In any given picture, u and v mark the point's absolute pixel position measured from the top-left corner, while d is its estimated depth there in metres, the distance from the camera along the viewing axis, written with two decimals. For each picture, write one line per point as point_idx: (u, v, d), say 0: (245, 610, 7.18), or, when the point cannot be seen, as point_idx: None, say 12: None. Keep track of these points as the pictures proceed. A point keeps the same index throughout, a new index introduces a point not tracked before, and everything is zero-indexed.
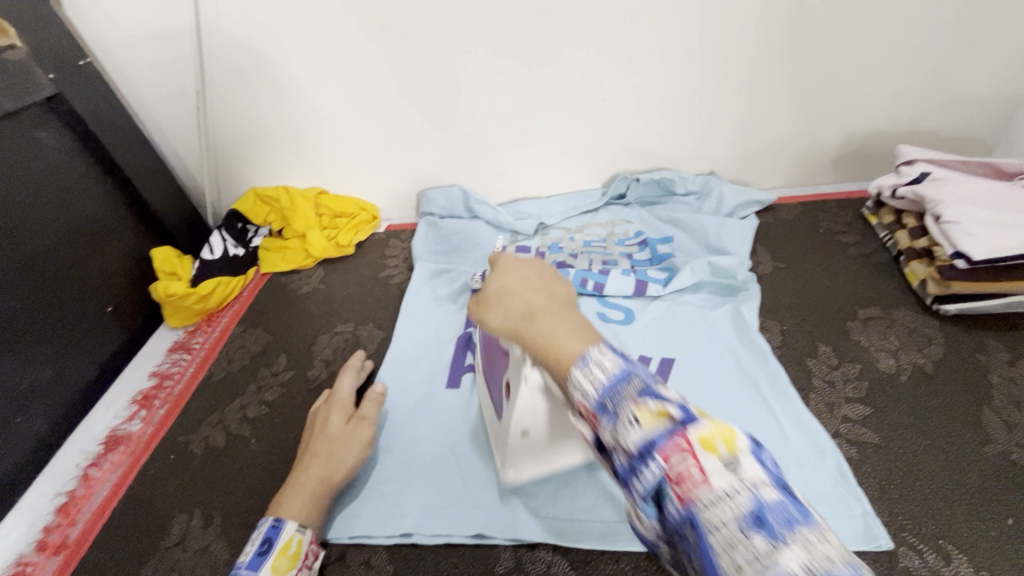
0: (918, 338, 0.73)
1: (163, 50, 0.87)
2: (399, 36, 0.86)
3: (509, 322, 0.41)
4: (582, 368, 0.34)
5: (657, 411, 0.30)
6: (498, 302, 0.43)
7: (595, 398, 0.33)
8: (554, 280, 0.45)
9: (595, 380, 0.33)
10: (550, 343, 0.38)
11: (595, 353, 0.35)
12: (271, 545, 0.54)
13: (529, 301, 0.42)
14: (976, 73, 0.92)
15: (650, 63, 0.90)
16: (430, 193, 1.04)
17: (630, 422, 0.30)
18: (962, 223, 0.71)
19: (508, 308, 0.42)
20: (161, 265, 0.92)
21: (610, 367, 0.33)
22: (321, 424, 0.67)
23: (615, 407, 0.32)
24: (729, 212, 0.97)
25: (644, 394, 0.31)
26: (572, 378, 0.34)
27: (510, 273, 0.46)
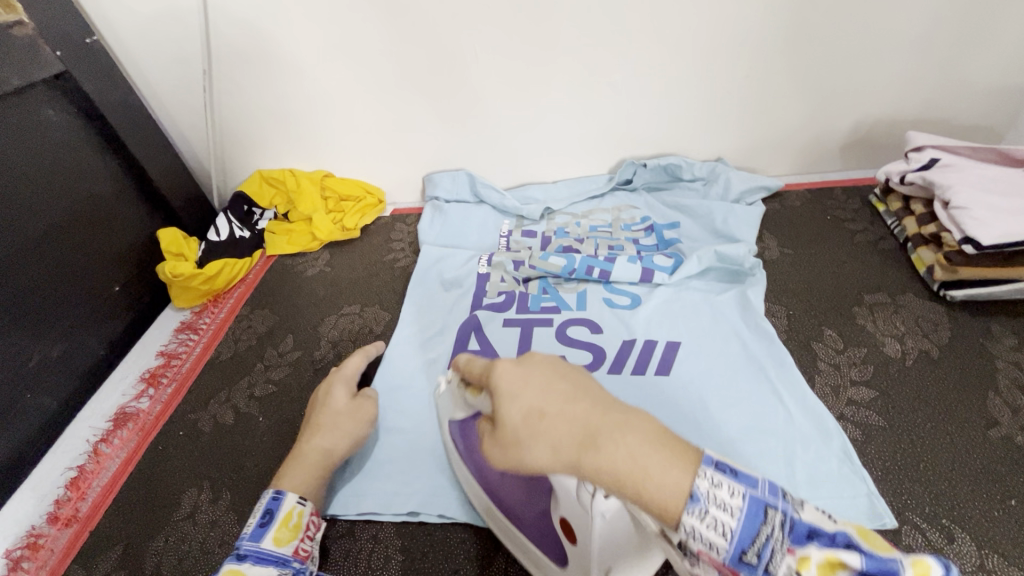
0: (924, 323, 0.73)
1: (168, 28, 0.87)
2: (406, 15, 0.85)
3: (562, 459, 0.30)
4: (696, 514, 0.27)
5: (827, 563, 0.27)
6: (529, 438, 0.31)
7: (735, 555, 0.27)
8: (566, 375, 0.34)
9: (729, 533, 0.27)
10: (633, 473, 0.28)
11: (705, 485, 0.28)
12: (271, 517, 0.53)
13: (573, 424, 0.30)
14: (993, 56, 0.90)
15: (660, 45, 0.88)
16: (436, 176, 1.04)
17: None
18: (971, 209, 0.70)
19: (554, 440, 0.30)
20: (168, 246, 0.92)
21: (739, 507, 0.28)
22: (324, 397, 0.66)
23: (767, 564, 0.27)
24: (736, 198, 0.97)
25: (794, 537, 0.28)
26: (689, 531, 0.28)
27: (523, 386, 0.33)
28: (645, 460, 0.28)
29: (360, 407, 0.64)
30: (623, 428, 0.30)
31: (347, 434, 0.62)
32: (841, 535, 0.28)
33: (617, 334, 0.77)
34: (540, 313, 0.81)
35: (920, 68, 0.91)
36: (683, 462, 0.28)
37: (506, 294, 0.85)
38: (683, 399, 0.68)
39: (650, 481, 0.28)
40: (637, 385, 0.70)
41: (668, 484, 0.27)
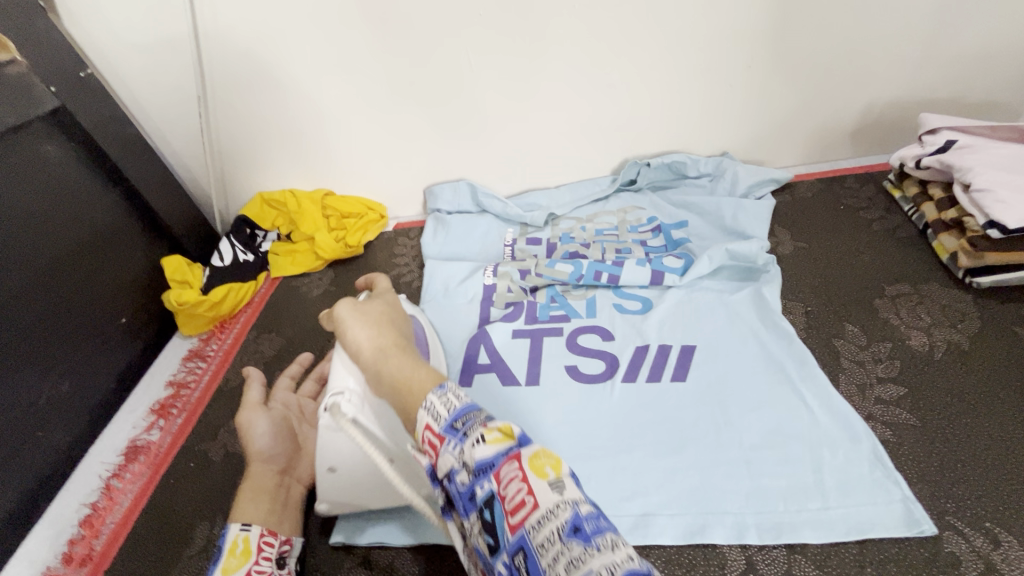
0: (951, 313, 0.70)
1: (163, 57, 0.87)
2: (399, 29, 0.84)
3: (376, 340, 0.51)
4: (439, 393, 0.42)
5: (500, 432, 0.37)
6: (369, 327, 0.53)
7: (448, 419, 0.39)
8: (401, 316, 0.58)
9: (448, 406, 0.40)
10: (406, 372, 0.47)
11: (451, 385, 0.42)
12: (219, 549, 0.54)
13: (393, 335, 0.52)
14: (1003, 32, 0.87)
15: (659, 42, 0.87)
16: (437, 188, 1.03)
17: (476, 440, 0.37)
18: (994, 191, 0.67)
19: (380, 332, 0.52)
20: (173, 274, 0.92)
21: (462, 398, 0.41)
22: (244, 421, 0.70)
23: (464, 429, 0.38)
24: (745, 192, 0.94)
25: (492, 419, 0.39)
26: (427, 402, 0.41)
27: (380, 307, 0.56)
28: (414, 369, 0.47)
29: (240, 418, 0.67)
30: (410, 358, 0.49)
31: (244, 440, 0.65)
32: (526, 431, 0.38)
33: (629, 341, 0.74)
34: (549, 324, 0.79)
35: (929, 47, 0.88)
36: (437, 379, 0.45)
37: (513, 305, 0.83)
38: (703, 405, 0.65)
39: (407, 380, 0.45)
40: (653, 393, 0.68)
41: (416, 383, 0.45)
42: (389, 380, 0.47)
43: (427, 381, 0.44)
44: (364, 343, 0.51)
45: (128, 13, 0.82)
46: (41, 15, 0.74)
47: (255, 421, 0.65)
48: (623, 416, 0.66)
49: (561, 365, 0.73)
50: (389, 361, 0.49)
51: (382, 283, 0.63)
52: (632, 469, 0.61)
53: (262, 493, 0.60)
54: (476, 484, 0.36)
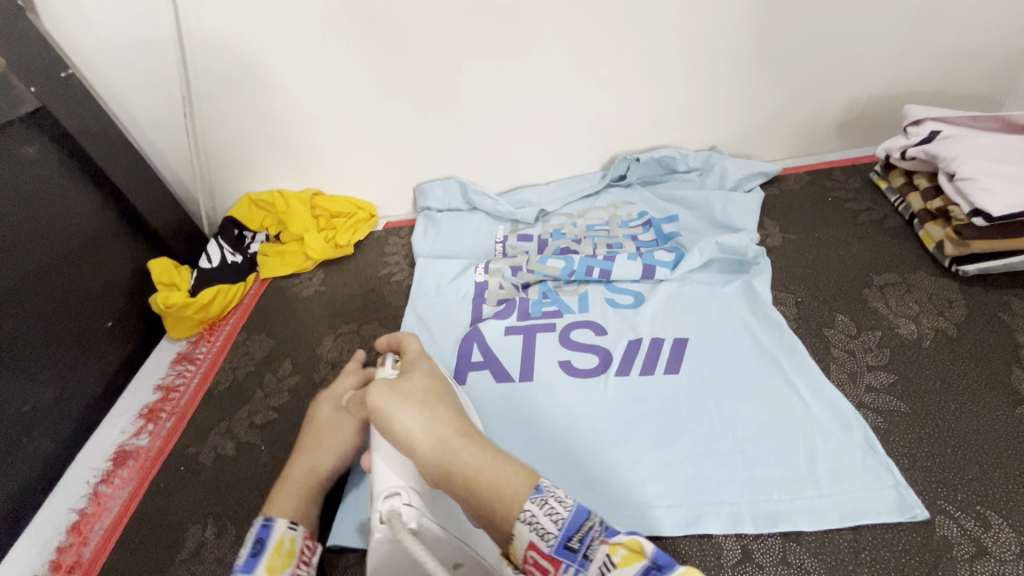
0: (938, 301, 0.70)
1: (145, 56, 0.85)
2: (385, 26, 0.83)
3: (429, 433, 0.44)
4: (537, 500, 0.40)
5: (628, 550, 0.36)
6: (416, 411, 0.45)
7: (562, 538, 0.38)
8: (439, 382, 0.51)
9: (557, 519, 0.39)
10: (480, 471, 0.42)
11: (547, 484, 0.41)
12: (263, 545, 0.50)
13: (446, 417, 0.46)
14: (983, 24, 0.88)
15: (646, 37, 0.87)
16: (427, 186, 1.02)
17: (605, 564, 0.37)
18: (978, 180, 0.68)
19: (433, 417, 0.45)
20: (160, 276, 0.91)
21: (568, 505, 0.40)
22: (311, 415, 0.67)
23: (585, 549, 0.38)
24: (733, 186, 0.95)
25: (609, 534, 0.39)
26: (527, 513, 0.39)
27: (417, 381, 0.49)
28: (495, 466, 0.42)
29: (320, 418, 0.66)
30: (484, 446, 0.44)
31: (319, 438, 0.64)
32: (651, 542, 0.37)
33: (622, 335, 0.74)
34: (542, 320, 0.79)
35: (912, 39, 0.89)
36: (529, 477, 0.42)
37: (506, 301, 0.83)
38: (696, 398, 0.65)
39: (489, 478, 0.41)
40: (646, 385, 0.68)
41: (508, 489, 0.41)
42: (466, 478, 0.42)
43: (520, 485, 0.41)
44: (416, 433, 0.44)
45: (109, 12, 0.81)
46: (19, 15, 0.73)
47: (347, 435, 0.64)
48: (617, 409, 0.66)
49: (555, 361, 0.73)
50: (459, 458, 0.43)
51: (413, 352, 0.55)
52: (628, 462, 0.61)
53: (302, 497, 0.58)
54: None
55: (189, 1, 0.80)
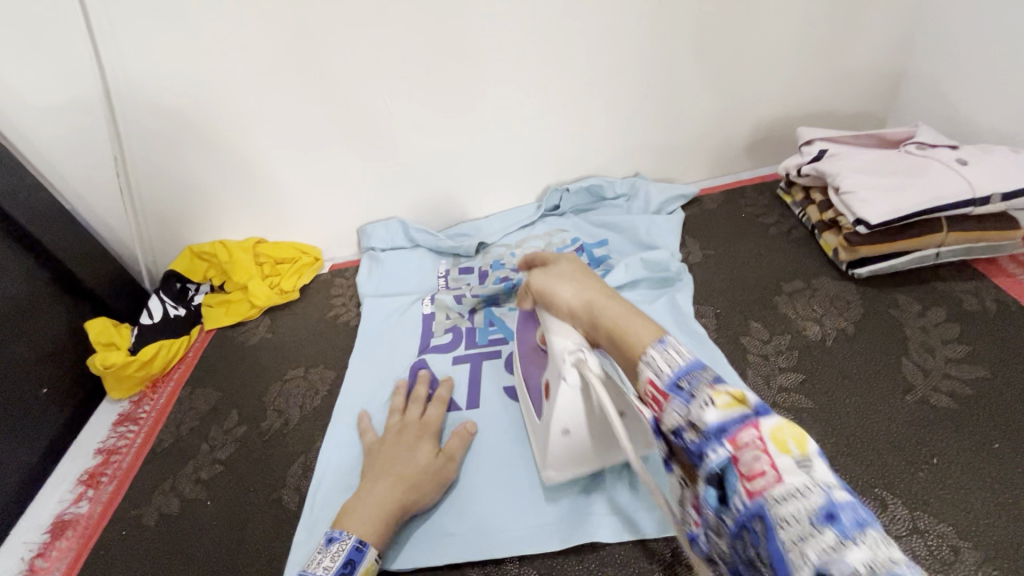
0: (839, 303, 0.77)
1: (75, 119, 0.86)
2: (314, 79, 0.88)
3: (583, 298, 0.56)
4: (660, 349, 0.45)
5: (733, 398, 0.39)
6: (575, 284, 0.58)
7: (672, 377, 0.42)
8: (588, 273, 0.59)
9: (671, 362, 0.43)
10: (617, 323, 0.51)
11: (671, 340, 0.46)
12: (354, 568, 0.53)
13: (593, 288, 0.56)
14: (856, 53, 0.99)
15: (561, 78, 0.94)
16: (370, 227, 1.05)
17: (706, 402, 0.39)
18: (858, 192, 0.76)
19: (583, 289, 0.57)
20: (98, 336, 0.90)
21: (685, 355, 0.43)
22: (410, 445, 0.65)
23: (690, 389, 0.41)
24: (658, 208, 1.01)
25: (718, 383, 0.41)
26: (648, 355, 0.45)
27: (561, 271, 0.61)
28: (629, 319, 0.50)
29: (424, 451, 0.65)
30: (622, 304, 0.53)
31: (421, 472, 0.63)
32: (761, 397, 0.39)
33: None
34: (488, 347, 0.84)
35: (797, 68, 0.99)
36: (660, 332, 0.47)
37: (452, 329, 0.88)
38: None
39: (630, 335, 0.48)
40: None
41: (638, 337, 0.47)
42: (607, 330, 0.51)
43: (647, 335, 0.47)
44: (572, 301, 0.56)
45: (36, 79, 0.82)
46: None
47: (443, 479, 0.64)
48: None
49: (499, 386, 0.79)
50: (603, 312, 0.53)
51: (548, 254, 0.66)
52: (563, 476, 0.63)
53: (389, 525, 0.58)
54: (705, 444, 0.38)
55: (118, 66, 0.83)
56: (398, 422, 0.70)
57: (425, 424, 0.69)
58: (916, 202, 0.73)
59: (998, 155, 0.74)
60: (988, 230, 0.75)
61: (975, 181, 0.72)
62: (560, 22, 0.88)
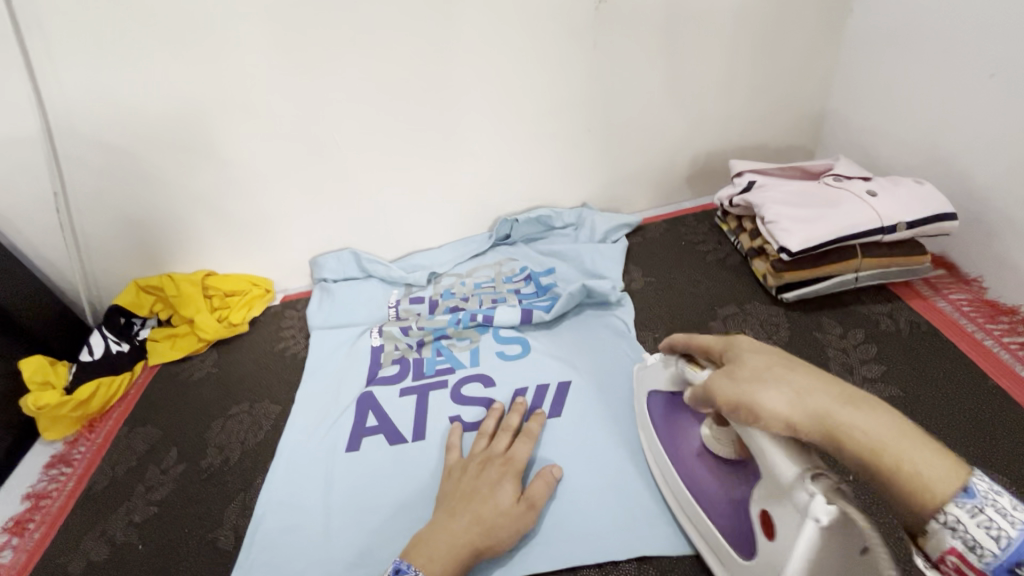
0: (768, 326, 0.82)
1: (16, 154, 0.86)
2: (262, 116, 0.90)
3: (809, 411, 0.44)
4: (969, 504, 0.40)
5: None
6: (782, 385, 0.45)
7: (1005, 560, 0.39)
8: (787, 359, 0.47)
9: (1004, 536, 0.39)
10: (876, 442, 0.42)
11: (980, 487, 0.41)
12: None
13: (816, 393, 0.44)
14: (781, 91, 1.06)
15: (506, 114, 0.98)
16: (321, 259, 1.06)
17: (990, 534, 0.39)
18: (781, 222, 0.81)
19: (800, 395, 0.44)
20: (33, 375, 0.86)
21: (1016, 529, 0.39)
22: (491, 482, 0.62)
23: None
24: (602, 237, 1.05)
25: (1015, 520, 0.39)
26: (952, 509, 0.40)
27: (755, 362, 0.48)
28: (906, 445, 0.42)
29: (508, 491, 0.62)
30: (869, 412, 0.43)
31: (498, 513, 0.59)
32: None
33: (510, 385, 0.82)
34: (435, 378, 0.85)
35: (729, 105, 1.06)
36: (956, 470, 0.41)
37: (400, 361, 0.89)
38: (565, 440, 0.73)
39: (926, 473, 0.41)
40: None
41: (940, 483, 0.41)
42: (870, 457, 0.42)
43: (949, 479, 0.41)
44: (787, 413, 0.44)
45: None
46: None
47: (524, 523, 0.61)
48: None
49: (446, 416, 0.79)
50: (854, 435, 0.42)
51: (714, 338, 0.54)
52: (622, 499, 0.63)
53: (456, 565, 0.55)
54: None
55: (58, 102, 0.83)
56: (484, 449, 0.68)
57: (509, 458, 0.66)
58: (831, 231, 0.78)
59: (904, 187, 0.80)
60: (898, 256, 0.80)
61: (882, 212, 0.78)
62: (500, 63, 0.93)
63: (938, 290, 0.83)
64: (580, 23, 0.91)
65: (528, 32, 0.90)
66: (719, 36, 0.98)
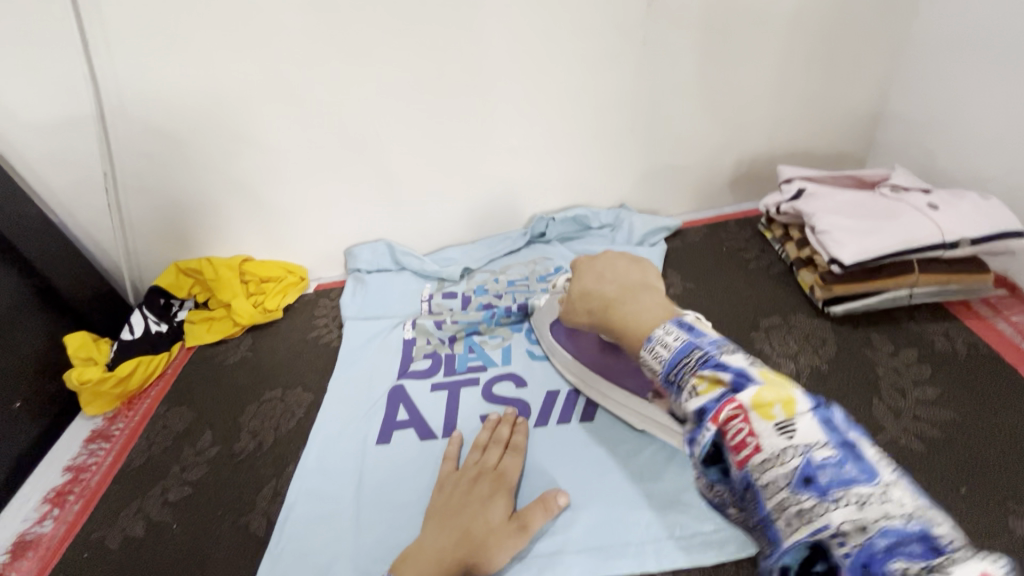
0: (814, 340, 0.79)
1: (69, 135, 0.88)
2: (310, 107, 0.90)
3: (592, 317, 0.66)
4: (651, 346, 0.52)
5: (709, 382, 0.44)
6: (588, 295, 0.68)
7: (664, 373, 0.48)
8: (618, 278, 0.66)
9: (661, 357, 0.49)
10: (627, 325, 0.58)
11: (659, 333, 0.51)
12: None
13: (604, 299, 0.65)
14: (837, 94, 1.02)
15: (549, 111, 0.96)
16: (356, 250, 1.06)
17: (690, 392, 0.45)
18: (833, 232, 0.77)
19: (589, 307, 0.67)
20: (77, 351, 0.89)
21: (673, 343, 0.49)
22: (483, 498, 0.63)
23: (677, 377, 0.47)
24: (640, 240, 1.03)
25: (703, 365, 0.45)
26: (645, 354, 0.52)
27: (585, 279, 0.70)
28: (636, 316, 0.57)
29: (499, 508, 0.62)
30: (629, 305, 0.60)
31: (490, 529, 0.59)
32: (740, 370, 0.43)
33: (543, 387, 0.81)
34: (466, 375, 0.84)
35: (779, 109, 1.03)
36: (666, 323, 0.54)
37: (432, 356, 0.89)
38: (599, 445, 0.72)
39: (633, 320, 0.57)
40: (559, 445, 0.72)
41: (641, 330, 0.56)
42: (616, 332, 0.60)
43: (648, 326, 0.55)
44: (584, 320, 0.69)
45: (32, 97, 0.84)
46: None
47: (517, 542, 0.60)
48: (532, 455, 0.71)
49: (477, 415, 0.78)
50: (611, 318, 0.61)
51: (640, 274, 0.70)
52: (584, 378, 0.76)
53: None
54: (694, 431, 0.44)
55: (111, 83, 0.84)
56: (476, 461, 0.69)
57: (500, 475, 0.66)
58: (888, 245, 0.74)
59: (968, 202, 0.76)
60: (958, 273, 0.76)
61: (944, 226, 0.74)
62: (545, 58, 0.91)
63: (999, 310, 0.79)
64: (628, 18, 0.88)
65: (575, 25, 0.88)
66: (773, 36, 0.94)
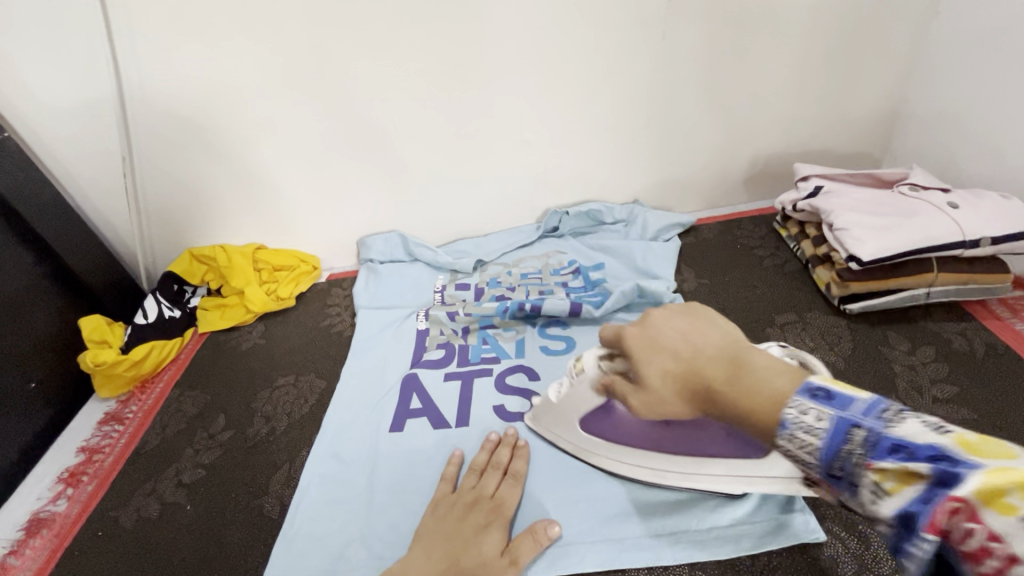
0: (830, 337, 0.78)
1: (89, 119, 0.88)
2: (329, 96, 0.90)
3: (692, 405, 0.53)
4: (787, 434, 0.44)
5: (897, 475, 0.38)
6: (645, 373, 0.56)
7: (824, 467, 0.43)
8: (688, 343, 0.55)
9: (813, 445, 0.43)
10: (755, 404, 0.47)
11: (793, 416, 0.44)
12: None
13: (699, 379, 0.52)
14: (855, 94, 1.02)
15: (567, 104, 0.96)
16: (369, 240, 1.07)
17: (874, 489, 0.40)
18: (852, 230, 0.77)
19: (675, 390, 0.54)
20: (91, 333, 0.89)
21: (822, 428, 0.42)
22: (477, 528, 0.59)
23: (846, 471, 0.41)
24: (654, 235, 1.03)
25: (876, 452, 0.40)
26: (784, 444, 0.45)
27: (649, 356, 0.56)
28: (759, 387, 0.48)
29: (493, 540, 0.58)
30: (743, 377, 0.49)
31: (480, 562, 0.56)
32: (932, 450, 0.37)
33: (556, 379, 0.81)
34: (479, 366, 0.84)
35: (796, 108, 1.02)
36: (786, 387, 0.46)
37: (445, 346, 0.89)
38: None
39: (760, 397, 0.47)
40: None
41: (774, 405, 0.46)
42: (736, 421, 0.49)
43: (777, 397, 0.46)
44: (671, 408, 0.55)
45: (54, 80, 0.84)
46: None
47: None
48: (546, 445, 0.72)
49: (490, 405, 0.78)
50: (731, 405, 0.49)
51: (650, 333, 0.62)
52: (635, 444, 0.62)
53: None
54: (905, 538, 0.38)
55: (130, 67, 0.84)
56: (473, 484, 0.66)
57: (497, 504, 0.63)
58: (907, 243, 0.74)
59: (989, 201, 0.76)
60: (977, 273, 0.76)
61: (965, 225, 0.74)
62: (565, 51, 0.91)
63: (1016, 311, 0.79)
64: (649, 13, 0.88)
65: (595, 19, 0.88)
66: (793, 34, 0.94)
